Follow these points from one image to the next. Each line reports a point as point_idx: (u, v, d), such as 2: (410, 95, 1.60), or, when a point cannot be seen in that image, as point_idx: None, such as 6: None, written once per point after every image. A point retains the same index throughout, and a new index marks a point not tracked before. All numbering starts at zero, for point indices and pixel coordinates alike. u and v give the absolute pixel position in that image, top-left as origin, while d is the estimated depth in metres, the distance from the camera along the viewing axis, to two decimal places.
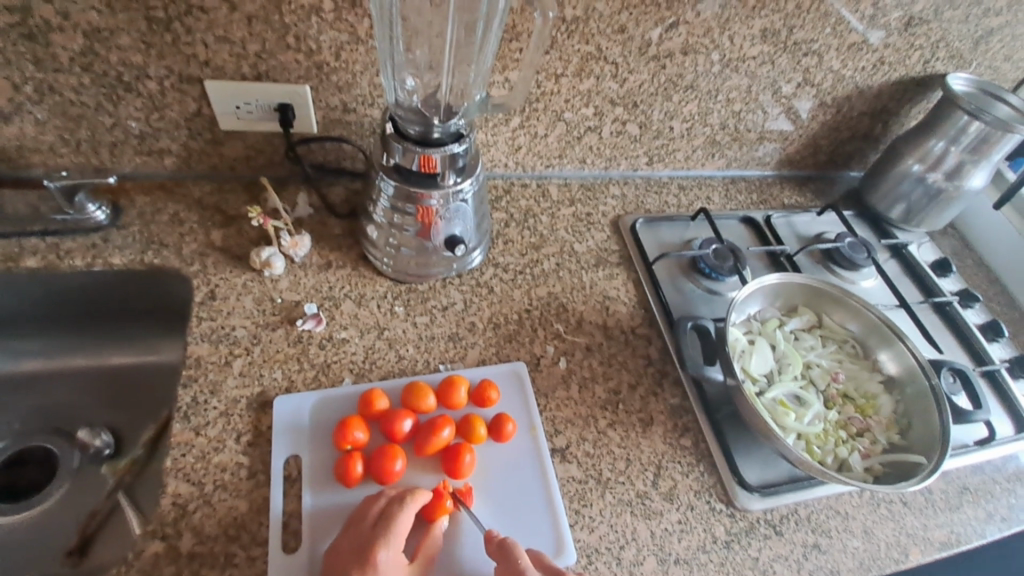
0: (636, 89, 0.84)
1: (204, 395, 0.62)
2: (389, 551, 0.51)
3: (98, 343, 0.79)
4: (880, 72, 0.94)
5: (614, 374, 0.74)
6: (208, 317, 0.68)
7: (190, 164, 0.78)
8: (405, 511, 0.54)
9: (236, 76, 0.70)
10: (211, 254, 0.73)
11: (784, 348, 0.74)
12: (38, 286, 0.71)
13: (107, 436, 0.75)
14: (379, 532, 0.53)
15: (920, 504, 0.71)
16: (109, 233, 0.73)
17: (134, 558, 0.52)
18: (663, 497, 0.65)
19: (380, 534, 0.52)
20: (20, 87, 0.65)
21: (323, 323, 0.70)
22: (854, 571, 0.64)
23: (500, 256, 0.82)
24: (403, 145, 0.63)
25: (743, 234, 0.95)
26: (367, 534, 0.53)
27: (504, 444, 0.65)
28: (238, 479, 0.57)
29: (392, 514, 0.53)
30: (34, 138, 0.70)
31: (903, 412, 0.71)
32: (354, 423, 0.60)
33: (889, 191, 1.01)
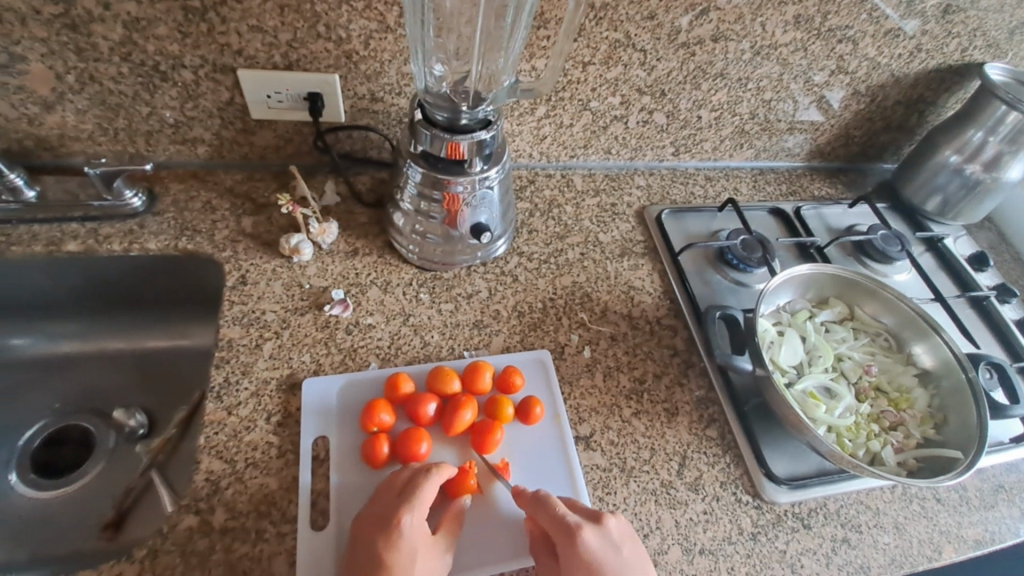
0: (665, 78, 0.83)
1: (236, 375, 0.63)
2: (412, 517, 0.52)
3: (133, 326, 0.82)
4: (917, 60, 0.91)
5: (639, 364, 0.73)
6: (239, 301, 0.69)
7: (222, 152, 0.79)
8: (429, 481, 0.54)
9: (267, 65, 0.71)
10: (242, 240, 0.75)
11: (815, 340, 0.73)
12: (79, 270, 0.74)
13: (141, 417, 0.77)
14: (402, 499, 0.53)
15: (954, 501, 0.69)
16: (145, 219, 0.74)
17: (170, 531, 0.53)
18: (689, 487, 0.64)
19: (404, 502, 0.52)
20: (63, 76, 0.67)
21: (350, 308, 0.71)
22: (885, 567, 0.63)
23: (525, 245, 0.82)
24: (430, 132, 0.63)
25: (771, 226, 0.94)
26: (391, 503, 0.53)
27: (529, 431, 0.65)
28: (269, 457, 0.59)
29: (417, 484, 0.54)
30: (75, 126, 0.72)
31: (940, 407, 0.69)
32: (381, 405, 0.61)
33: (923, 183, 0.98)
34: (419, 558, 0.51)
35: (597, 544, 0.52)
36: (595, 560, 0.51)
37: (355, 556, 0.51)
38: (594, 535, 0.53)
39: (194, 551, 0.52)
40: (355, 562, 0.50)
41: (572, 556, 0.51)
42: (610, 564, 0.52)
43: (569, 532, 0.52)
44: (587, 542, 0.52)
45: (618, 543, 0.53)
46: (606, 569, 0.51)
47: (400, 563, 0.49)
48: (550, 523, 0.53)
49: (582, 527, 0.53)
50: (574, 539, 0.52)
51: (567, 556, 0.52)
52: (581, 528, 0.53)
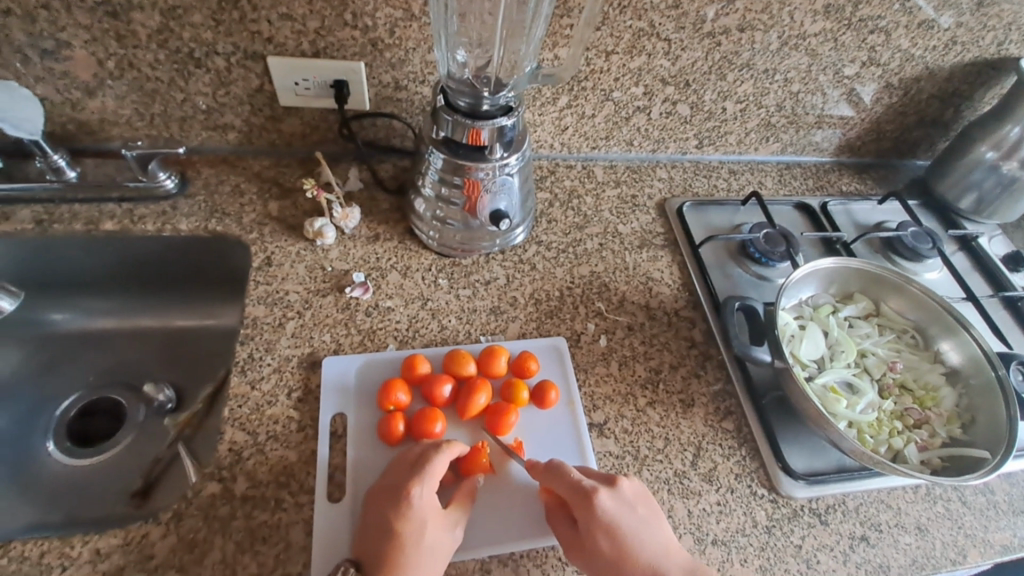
0: (689, 68, 0.82)
1: (260, 352, 0.65)
2: (422, 488, 0.53)
3: (164, 305, 0.86)
4: (952, 52, 0.89)
5: (656, 354, 0.73)
6: (264, 282, 0.71)
7: (251, 139, 0.82)
8: (440, 455, 0.55)
9: (296, 53, 0.73)
10: (268, 223, 0.77)
11: (838, 334, 0.71)
12: (115, 249, 0.77)
13: (170, 392, 0.80)
14: (413, 471, 0.54)
15: (981, 505, 0.67)
16: (177, 201, 0.77)
17: (193, 497, 0.55)
18: (703, 478, 0.64)
19: (415, 473, 0.54)
20: (104, 62, 0.70)
21: (370, 291, 0.72)
22: (905, 567, 0.61)
23: (544, 234, 0.82)
24: (453, 117, 0.64)
25: (796, 220, 0.92)
26: (402, 475, 0.54)
27: (543, 416, 0.66)
28: (289, 431, 0.60)
29: (428, 457, 0.55)
30: (114, 111, 0.76)
31: (967, 407, 0.67)
32: (397, 385, 0.62)
33: (957, 180, 0.95)
34: (428, 529, 0.52)
35: (613, 504, 0.54)
36: (613, 519, 0.53)
37: (369, 525, 0.52)
38: (610, 497, 0.54)
39: (217, 517, 0.54)
40: (369, 530, 0.52)
41: (590, 518, 0.53)
42: (627, 522, 0.53)
43: (585, 495, 0.54)
44: (603, 504, 0.53)
45: (633, 502, 0.55)
46: (624, 526, 0.53)
47: (411, 532, 0.51)
48: (566, 490, 0.55)
49: (598, 490, 0.54)
50: (591, 501, 0.53)
51: (586, 518, 0.53)
52: (596, 491, 0.54)
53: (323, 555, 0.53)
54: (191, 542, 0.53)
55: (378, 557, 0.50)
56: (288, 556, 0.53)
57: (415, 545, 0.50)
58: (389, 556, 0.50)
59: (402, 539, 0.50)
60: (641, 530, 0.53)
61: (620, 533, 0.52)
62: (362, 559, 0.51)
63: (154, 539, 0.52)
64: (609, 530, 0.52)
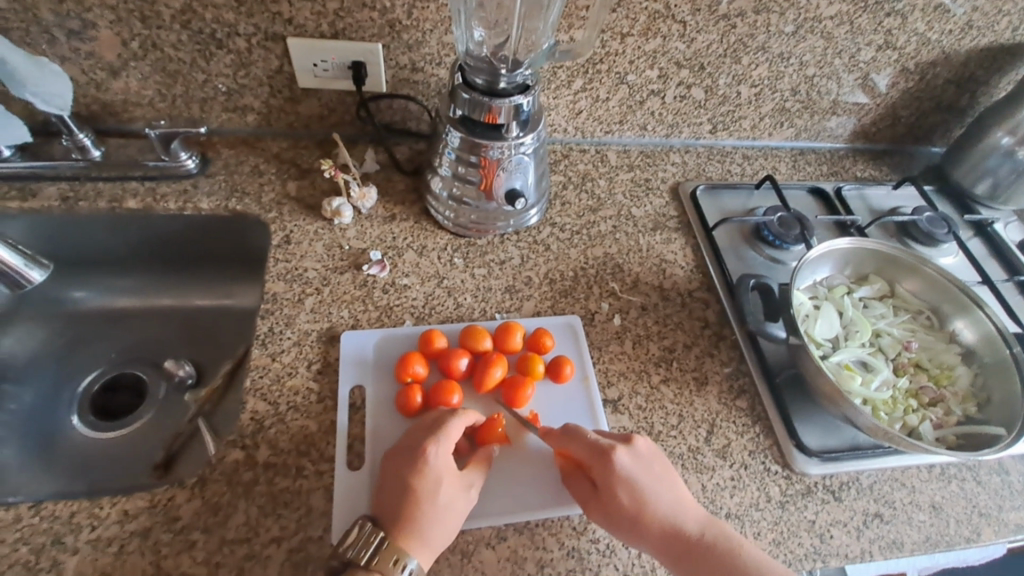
0: (704, 51, 0.83)
1: (280, 326, 0.67)
2: (437, 448, 0.54)
3: (184, 285, 0.87)
4: (968, 36, 0.88)
5: (669, 334, 0.73)
6: (284, 259, 0.72)
7: (270, 121, 0.83)
8: (455, 419, 0.56)
9: (315, 34, 0.74)
10: (287, 203, 0.78)
11: (852, 314, 0.72)
12: (138, 226, 0.78)
13: (190, 367, 0.82)
14: (429, 432, 0.56)
15: (996, 485, 0.67)
16: (198, 181, 0.79)
17: (217, 463, 0.56)
18: (716, 454, 0.64)
19: (431, 434, 0.55)
20: (128, 43, 0.72)
21: (387, 269, 0.73)
22: (918, 544, 0.62)
23: (558, 216, 0.83)
24: (470, 95, 0.64)
25: (811, 205, 0.92)
26: (419, 436, 0.56)
27: (557, 390, 0.67)
28: (309, 402, 0.62)
29: (443, 421, 0.56)
30: (137, 92, 0.77)
31: (982, 385, 0.67)
32: (414, 357, 0.63)
33: (973, 166, 0.94)
34: (442, 489, 0.53)
35: (630, 461, 0.55)
36: (630, 475, 0.55)
37: (386, 482, 0.54)
38: (627, 454, 0.56)
39: (240, 482, 0.56)
40: (386, 487, 0.53)
41: (609, 474, 0.55)
42: (644, 477, 0.55)
43: (603, 453, 0.56)
44: (621, 460, 0.55)
45: (648, 459, 0.56)
46: (641, 481, 0.55)
47: (427, 488, 0.52)
48: (584, 450, 0.56)
49: (615, 448, 0.56)
50: (609, 458, 0.55)
51: (605, 475, 0.55)
52: (613, 449, 0.56)
53: (342, 519, 0.55)
54: (215, 505, 0.54)
55: (395, 512, 0.52)
56: (310, 520, 0.54)
57: (431, 501, 0.52)
58: (405, 511, 0.51)
59: (418, 495, 0.52)
60: (657, 485, 0.55)
61: (638, 487, 0.54)
62: (379, 515, 0.52)
63: (179, 502, 0.54)
64: (627, 484, 0.54)
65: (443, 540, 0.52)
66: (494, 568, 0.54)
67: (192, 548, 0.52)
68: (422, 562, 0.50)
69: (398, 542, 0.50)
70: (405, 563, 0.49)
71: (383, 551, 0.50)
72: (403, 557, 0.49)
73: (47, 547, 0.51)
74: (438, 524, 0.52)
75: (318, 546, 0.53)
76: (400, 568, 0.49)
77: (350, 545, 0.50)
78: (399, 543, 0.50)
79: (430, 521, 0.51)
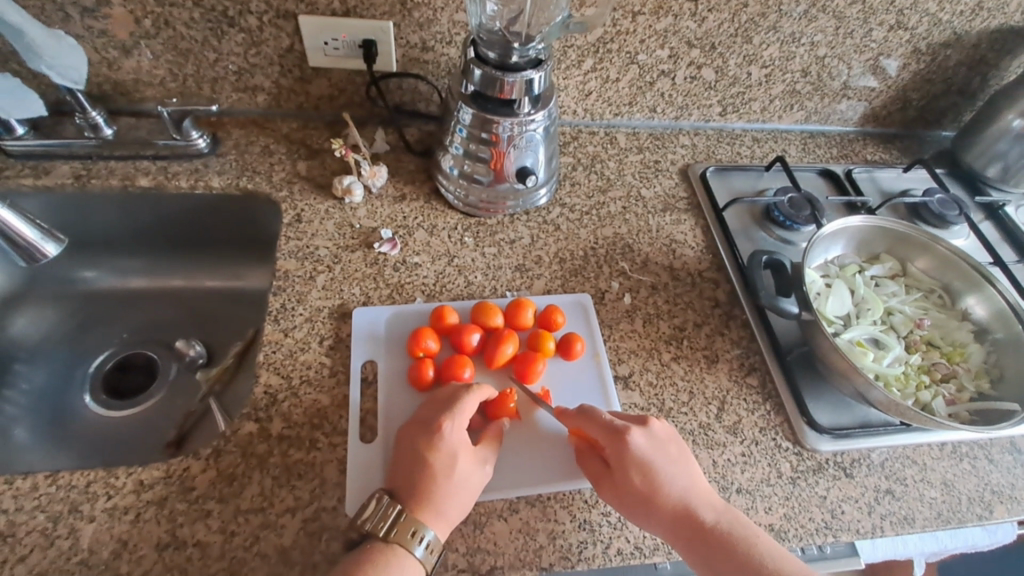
0: (715, 30, 0.82)
1: (292, 302, 0.67)
2: (452, 424, 0.54)
3: (194, 267, 0.88)
4: (981, 16, 0.87)
5: (680, 313, 0.73)
6: (295, 237, 0.72)
7: (280, 101, 0.83)
8: (469, 395, 0.56)
9: (327, 12, 0.74)
10: (297, 182, 0.78)
11: (863, 293, 0.73)
12: (150, 206, 0.79)
13: (201, 348, 0.83)
14: (444, 408, 0.56)
15: (1008, 463, 0.67)
16: (209, 160, 0.79)
17: (231, 435, 0.57)
18: (727, 430, 0.64)
19: (446, 410, 0.55)
20: (140, 21, 0.72)
21: (398, 248, 0.74)
22: (930, 520, 0.62)
23: (567, 197, 0.83)
24: (483, 71, 0.64)
25: (821, 187, 0.91)
26: (433, 411, 0.56)
27: (569, 366, 0.67)
28: (322, 376, 0.62)
29: (458, 396, 0.56)
30: (149, 71, 0.77)
31: (995, 362, 0.69)
32: (426, 332, 0.64)
33: (985, 148, 0.93)
34: (458, 463, 0.53)
35: (645, 443, 0.55)
36: (645, 456, 0.55)
37: (401, 457, 0.54)
38: (642, 435, 0.56)
39: (254, 453, 0.56)
40: (401, 462, 0.54)
41: (623, 455, 0.55)
42: (658, 459, 0.55)
43: (618, 434, 0.55)
44: (636, 441, 0.55)
45: (664, 442, 0.56)
46: (655, 463, 0.55)
47: (443, 464, 0.52)
48: (598, 429, 0.56)
49: (630, 429, 0.56)
50: (624, 439, 0.55)
51: (619, 456, 0.55)
52: (629, 430, 0.56)
53: (357, 490, 0.55)
54: (230, 476, 0.54)
55: (411, 486, 0.52)
56: (323, 491, 0.55)
57: (447, 475, 0.52)
58: (421, 485, 0.51)
59: (434, 470, 0.52)
60: (671, 467, 0.55)
61: (652, 469, 0.54)
62: (395, 489, 0.53)
63: (194, 473, 0.54)
64: (642, 465, 0.54)
65: (459, 513, 0.52)
66: (507, 539, 0.55)
67: (207, 517, 0.52)
68: (439, 534, 0.51)
69: (415, 516, 0.50)
70: (423, 535, 0.50)
71: (400, 524, 0.50)
72: (420, 530, 0.50)
73: (64, 515, 0.51)
74: (454, 498, 0.52)
75: (332, 516, 0.53)
76: (417, 540, 0.49)
77: (367, 519, 0.50)
78: (416, 516, 0.50)
79: (447, 495, 0.52)
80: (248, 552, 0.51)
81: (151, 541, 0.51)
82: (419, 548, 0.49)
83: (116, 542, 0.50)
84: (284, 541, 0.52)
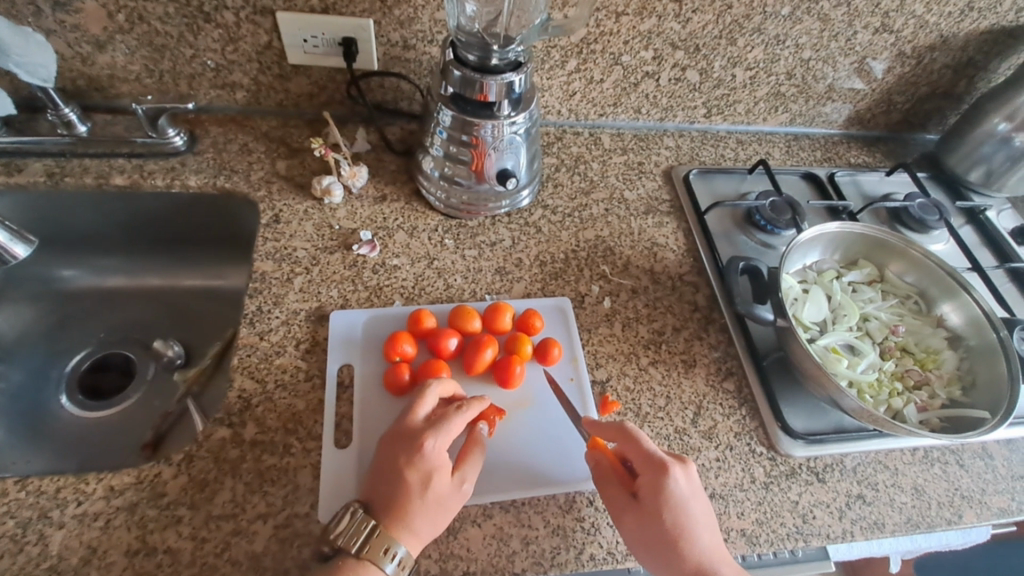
0: (699, 32, 0.82)
1: (268, 305, 0.66)
2: (435, 442, 0.53)
3: (174, 266, 0.87)
4: (968, 19, 0.87)
5: (659, 317, 0.73)
6: (273, 238, 0.72)
7: (260, 99, 0.82)
8: (458, 415, 0.55)
9: (305, 8, 0.72)
10: (276, 182, 0.77)
11: (840, 299, 0.74)
12: (126, 203, 0.77)
13: (179, 348, 0.82)
14: (427, 423, 0.55)
15: (979, 469, 0.68)
16: (186, 158, 0.77)
17: (204, 440, 0.56)
18: (702, 435, 0.65)
19: (430, 426, 0.54)
20: (114, 15, 0.70)
21: (377, 250, 0.73)
22: (900, 525, 0.62)
23: (550, 199, 0.82)
24: (461, 72, 0.64)
25: (803, 190, 0.92)
26: (416, 425, 0.55)
27: (547, 369, 0.67)
28: (297, 380, 0.62)
29: (447, 414, 0.55)
30: (124, 67, 0.76)
31: (968, 369, 0.70)
32: (403, 337, 0.64)
33: (967, 153, 0.94)
34: (437, 478, 0.53)
35: (684, 483, 0.54)
36: (680, 498, 0.53)
37: (380, 471, 0.53)
38: (681, 475, 0.54)
39: (227, 459, 0.56)
40: (378, 476, 0.53)
41: (659, 488, 0.53)
42: (692, 504, 0.53)
43: (659, 468, 0.54)
44: (675, 480, 0.53)
45: (698, 490, 0.54)
46: (688, 506, 0.53)
47: (420, 482, 0.52)
48: (640, 455, 0.55)
49: (670, 465, 0.54)
50: (664, 473, 0.53)
51: (652, 487, 0.53)
52: (672, 466, 0.54)
53: (330, 497, 0.55)
54: (202, 481, 0.54)
55: (387, 501, 0.52)
56: (296, 497, 0.55)
57: (423, 493, 0.52)
58: (398, 502, 0.51)
59: (410, 485, 0.52)
60: (701, 517, 0.54)
61: (683, 512, 0.53)
62: (371, 502, 0.52)
63: (166, 478, 0.54)
64: (674, 506, 0.53)
65: (434, 527, 0.52)
66: (479, 545, 0.55)
67: (178, 523, 0.52)
68: (412, 549, 0.51)
69: (389, 531, 0.50)
70: (395, 551, 0.50)
71: (373, 540, 0.50)
72: (393, 546, 0.50)
73: (33, 521, 0.51)
74: (430, 515, 0.52)
75: (304, 523, 0.53)
76: (389, 556, 0.49)
77: (340, 533, 0.50)
78: (390, 532, 0.50)
79: (423, 512, 0.52)
80: (219, 558, 0.51)
81: (120, 548, 0.50)
82: (390, 564, 0.49)
83: (85, 549, 0.50)
84: (255, 547, 0.51)
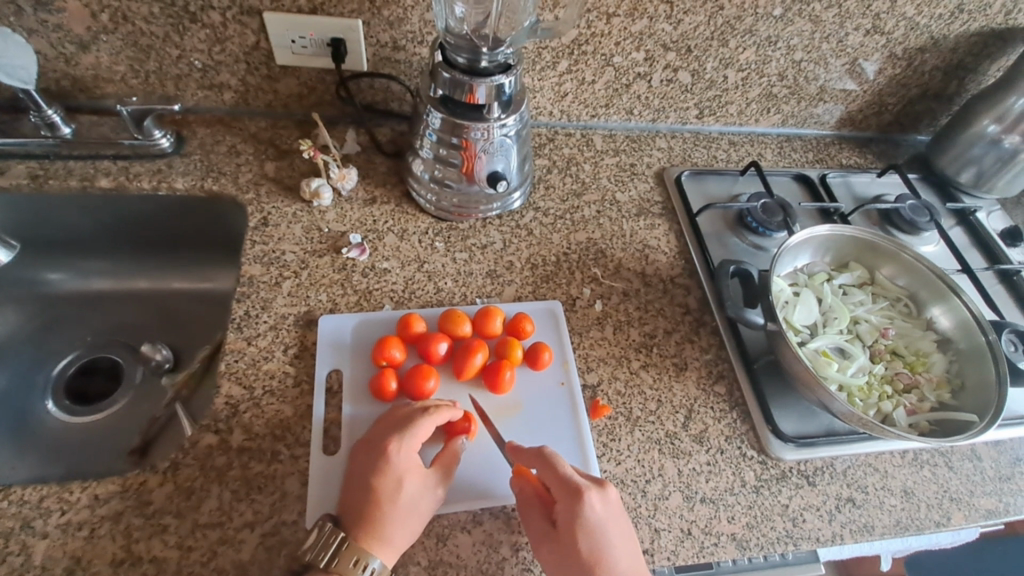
0: (691, 33, 0.81)
1: (256, 309, 0.66)
2: (399, 446, 0.53)
3: (162, 269, 0.86)
4: (959, 21, 0.87)
5: (650, 320, 0.73)
6: (262, 241, 0.71)
7: (248, 99, 0.81)
8: (425, 418, 0.55)
9: (293, 8, 0.72)
10: (265, 184, 0.76)
11: (830, 302, 0.74)
12: (110, 205, 0.76)
13: (167, 351, 0.81)
14: (394, 428, 0.55)
15: (967, 470, 0.69)
16: (173, 160, 0.76)
17: (190, 447, 0.56)
18: (694, 439, 0.65)
19: (397, 432, 0.54)
20: (97, 15, 0.69)
21: (367, 253, 0.72)
22: (888, 528, 0.63)
23: (542, 201, 0.82)
24: (450, 75, 0.63)
25: (795, 191, 0.92)
26: (383, 432, 0.55)
27: (538, 374, 0.67)
28: (285, 386, 0.61)
29: (412, 419, 0.55)
30: (108, 67, 0.75)
31: (957, 372, 0.70)
32: (392, 341, 0.63)
33: (958, 154, 0.94)
34: (406, 486, 0.53)
35: (599, 507, 0.53)
36: (596, 523, 0.52)
37: (349, 481, 0.53)
38: (597, 499, 0.53)
39: (214, 466, 0.55)
40: (349, 486, 0.53)
41: (573, 513, 0.52)
42: (609, 528, 0.52)
43: (575, 493, 0.53)
44: (590, 505, 0.52)
45: (616, 513, 0.54)
46: (604, 531, 0.52)
47: (388, 490, 0.52)
48: (556, 481, 0.54)
49: (587, 489, 0.53)
50: (578, 498, 0.53)
51: (568, 514, 0.52)
52: (587, 490, 0.53)
53: (316, 505, 0.54)
54: (188, 489, 0.54)
55: (357, 512, 0.51)
56: (284, 505, 0.54)
57: (392, 502, 0.52)
58: (367, 512, 0.51)
59: (380, 494, 0.52)
60: (619, 542, 0.53)
61: (599, 537, 0.52)
62: (342, 514, 0.52)
63: (151, 486, 0.53)
64: (588, 532, 0.52)
65: (407, 538, 0.52)
66: (469, 551, 0.55)
67: (163, 532, 0.51)
68: (387, 560, 0.51)
69: (359, 543, 0.50)
70: (367, 563, 0.49)
71: (343, 553, 0.49)
72: (365, 558, 0.49)
73: (15, 531, 0.50)
74: (400, 524, 0.52)
75: (292, 531, 0.53)
76: (361, 568, 0.49)
77: (309, 548, 0.50)
78: (361, 544, 0.50)
79: (393, 521, 0.51)
80: (205, 567, 0.50)
81: (105, 558, 0.50)
82: None
83: (68, 559, 0.49)
84: (242, 556, 0.51)
